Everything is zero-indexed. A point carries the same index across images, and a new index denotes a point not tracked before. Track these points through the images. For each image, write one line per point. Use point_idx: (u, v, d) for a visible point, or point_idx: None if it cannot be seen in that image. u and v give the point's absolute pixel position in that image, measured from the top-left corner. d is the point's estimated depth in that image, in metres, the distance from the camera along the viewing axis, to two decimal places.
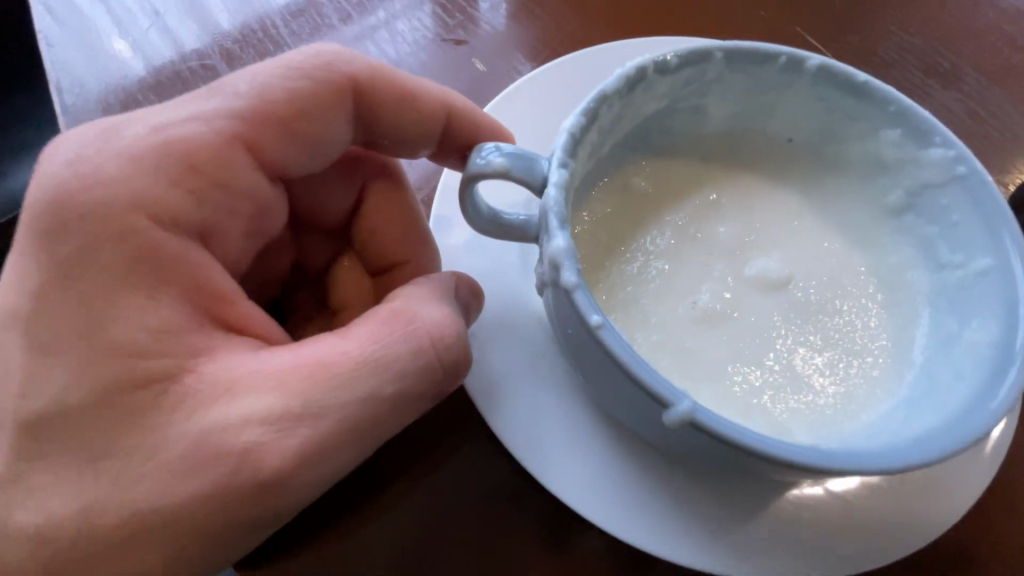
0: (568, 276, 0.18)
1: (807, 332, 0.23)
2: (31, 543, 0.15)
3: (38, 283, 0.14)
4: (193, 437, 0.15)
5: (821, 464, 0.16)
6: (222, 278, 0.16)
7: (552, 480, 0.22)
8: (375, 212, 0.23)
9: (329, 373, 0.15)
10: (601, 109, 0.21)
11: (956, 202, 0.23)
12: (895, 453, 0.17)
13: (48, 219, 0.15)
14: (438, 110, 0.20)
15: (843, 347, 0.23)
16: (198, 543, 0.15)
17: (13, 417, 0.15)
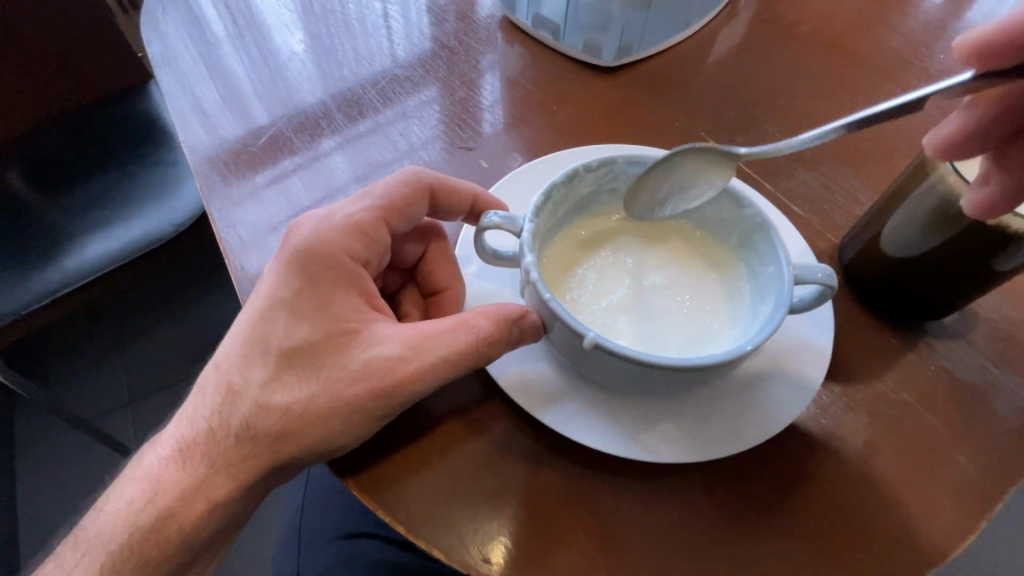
0: (534, 276, 0.34)
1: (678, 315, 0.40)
2: (280, 412, 0.30)
3: (294, 286, 0.32)
4: (361, 361, 0.31)
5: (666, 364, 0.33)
6: (373, 289, 0.35)
7: (531, 406, 0.40)
8: (428, 259, 0.41)
9: (425, 339, 0.33)
10: (554, 194, 0.40)
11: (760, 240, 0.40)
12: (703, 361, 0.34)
13: (297, 258, 0.33)
14: (469, 200, 0.38)
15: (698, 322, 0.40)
16: (361, 414, 0.31)
17: (277, 348, 0.31)
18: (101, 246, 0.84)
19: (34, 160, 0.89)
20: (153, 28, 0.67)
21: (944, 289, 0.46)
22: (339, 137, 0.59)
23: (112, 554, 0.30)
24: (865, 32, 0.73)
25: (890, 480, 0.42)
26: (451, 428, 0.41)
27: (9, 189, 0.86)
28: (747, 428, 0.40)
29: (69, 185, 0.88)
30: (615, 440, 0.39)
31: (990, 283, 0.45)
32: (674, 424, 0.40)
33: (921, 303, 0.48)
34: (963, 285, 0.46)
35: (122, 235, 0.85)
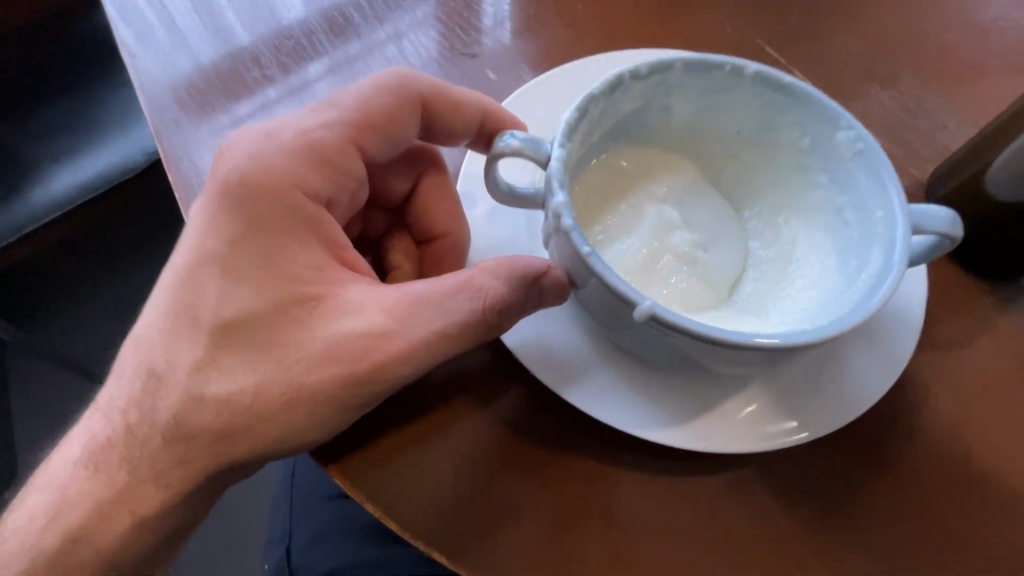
0: (567, 223, 0.26)
1: None
2: (220, 405, 0.23)
3: (230, 234, 0.23)
4: (327, 337, 0.23)
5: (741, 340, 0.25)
6: (343, 238, 0.25)
7: (551, 379, 0.32)
8: (420, 194, 0.32)
9: (414, 308, 0.24)
10: (590, 110, 0.30)
11: (858, 174, 0.31)
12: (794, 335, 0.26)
13: (232, 196, 0.23)
14: (477, 117, 0.28)
15: None
16: (331, 406, 0.23)
17: (211, 321, 0.23)
18: (66, 177, 0.72)
19: None
20: None
21: None
22: (316, 39, 0.47)
23: None
24: None
25: (979, 469, 0.35)
26: (452, 401, 0.34)
27: None
28: (818, 409, 0.32)
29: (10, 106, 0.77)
30: (654, 424, 0.32)
31: None
32: (726, 403, 0.33)
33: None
34: None
35: (87, 166, 0.73)
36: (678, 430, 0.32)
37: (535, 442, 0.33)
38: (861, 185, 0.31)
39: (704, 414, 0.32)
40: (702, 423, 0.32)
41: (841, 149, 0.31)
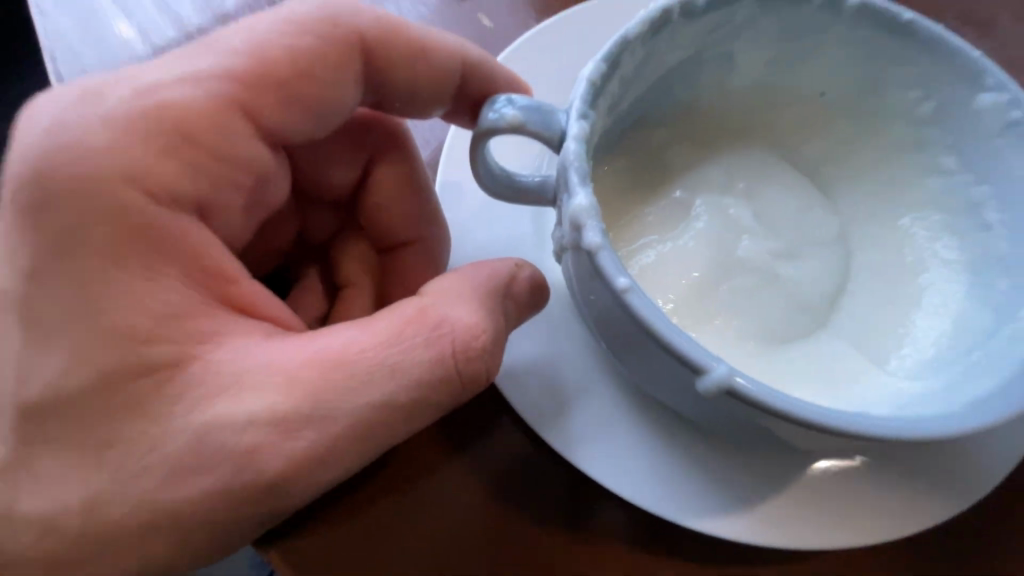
0: (591, 238, 0.17)
1: None
2: (33, 526, 0.14)
3: (22, 261, 0.14)
4: (195, 429, 0.14)
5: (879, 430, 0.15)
6: (213, 252, 0.16)
7: (575, 453, 0.22)
8: (385, 182, 0.22)
9: (343, 362, 0.15)
10: (623, 62, 0.20)
11: (1013, 150, 0.21)
12: (955, 415, 0.16)
13: (29, 195, 0.14)
14: (452, 67, 0.20)
15: None
16: (209, 528, 0.15)
17: (9, 397, 0.14)
18: None
19: None
20: None
21: None
22: None
23: None
24: None
25: None
26: (429, 464, 0.22)
27: None
28: (971, 477, 0.22)
29: None
30: (724, 512, 0.21)
31: None
32: (832, 476, 0.22)
33: None
34: None
35: None
36: (762, 523, 0.21)
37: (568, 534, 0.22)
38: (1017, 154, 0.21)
39: (800, 498, 0.21)
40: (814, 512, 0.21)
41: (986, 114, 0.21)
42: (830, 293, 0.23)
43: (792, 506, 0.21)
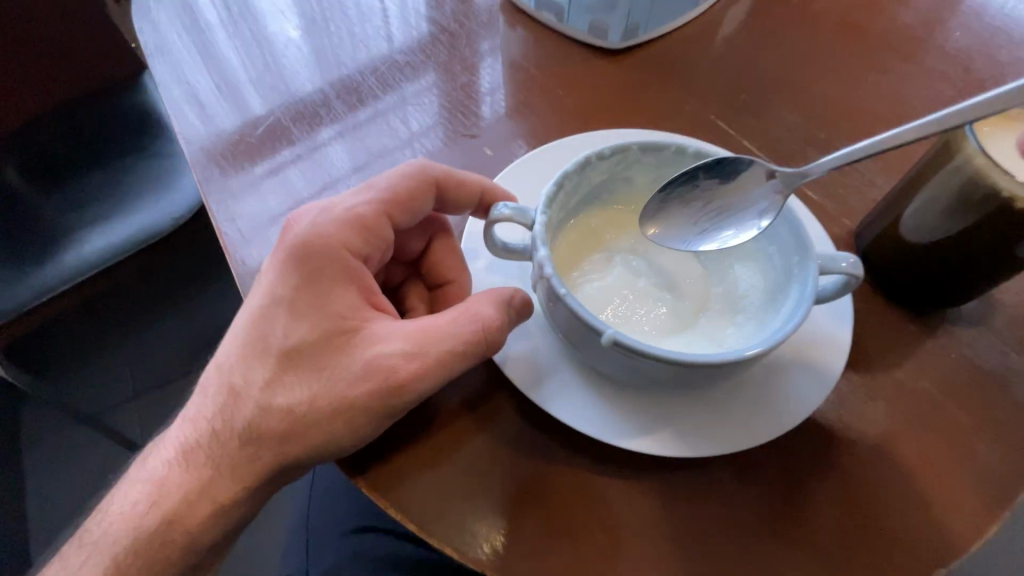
0: (548, 272, 0.35)
1: None
2: (283, 413, 0.32)
3: (291, 282, 0.33)
4: (362, 359, 0.32)
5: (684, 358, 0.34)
6: (371, 282, 0.35)
7: (549, 402, 0.39)
8: (438, 251, 0.40)
9: (429, 332, 0.33)
10: (566, 183, 0.39)
11: (778, 225, 0.39)
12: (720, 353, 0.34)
13: (296, 253, 0.34)
14: (477, 191, 0.38)
15: None
16: (363, 414, 0.32)
17: (277, 347, 0.32)
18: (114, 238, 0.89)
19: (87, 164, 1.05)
20: (146, 17, 0.76)
21: (962, 271, 0.45)
22: (334, 128, 0.66)
23: (119, 551, 0.32)
24: (878, 16, 0.78)
25: (906, 472, 0.41)
26: (453, 415, 0.41)
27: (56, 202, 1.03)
28: (772, 412, 0.39)
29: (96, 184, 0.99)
30: (632, 433, 0.39)
31: (1016, 266, 0.43)
32: (692, 414, 0.40)
33: (948, 289, 0.46)
34: (993, 271, 0.44)
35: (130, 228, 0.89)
36: (651, 437, 0.39)
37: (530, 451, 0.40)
38: (774, 228, 0.39)
39: (673, 426, 0.39)
40: (679, 430, 0.39)
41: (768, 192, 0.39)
42: (686, 305, 0.42)
43: (668, 429, 0.39)
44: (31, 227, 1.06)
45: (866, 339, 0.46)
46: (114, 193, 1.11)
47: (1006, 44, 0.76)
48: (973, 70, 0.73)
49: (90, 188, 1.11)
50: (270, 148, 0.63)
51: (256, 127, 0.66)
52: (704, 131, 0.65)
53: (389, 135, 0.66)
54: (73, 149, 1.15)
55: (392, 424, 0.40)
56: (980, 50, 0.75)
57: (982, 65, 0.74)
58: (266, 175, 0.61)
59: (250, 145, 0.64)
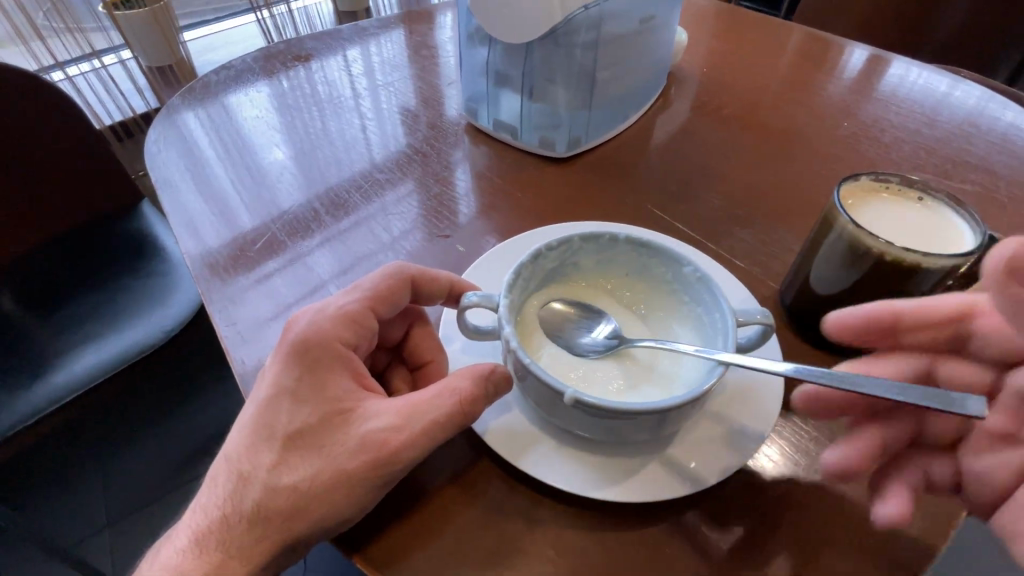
0: (514, 344, 0.42)
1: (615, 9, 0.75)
2: (288, 491, 0.36)
3: (294, 372, 0.39)
4: (358, 434, 0.37)
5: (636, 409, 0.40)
6: (362, 368, 0.41)
7: (526, 464, 0.44)
8: (418, 338, 0.47)
9: (417, 406, 0.38)
10: (523, 273, 0.48)
11: (702, 290, 0.48)
12: (667, 400, 0.40)
13: (296, 347, 0.40)
14: (447, 285, 0.46)
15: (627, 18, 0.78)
16: (360, 485, 0.36)
17: (281, 433, 0.37)
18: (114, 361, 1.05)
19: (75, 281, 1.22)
20: (154, 157, 0.88)
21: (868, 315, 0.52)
22: (323, 233, 0.75)
23: None
24: (779, 117, 0.94)
25: (854, 499, 0.46)
26: (440, 487, 0.45)
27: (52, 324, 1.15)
28: (722, 457, 0.45)
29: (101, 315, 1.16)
30: (602, 486, 0.43)
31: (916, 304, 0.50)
32: (653, 467, 0.45)
33: None
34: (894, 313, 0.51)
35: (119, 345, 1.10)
36: (619, 489, 0.43)
37: (515, 515, 0.44)
38: (703, 294, 0.48)
39: (638, 477, 0.44)
40: (644, 481, 0.44)
41: (686, 262, 0.49)
42: (639, 365, 0.48)
43: (633, 480, 0.44)
44: (24, 353, 1.10)
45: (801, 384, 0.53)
46: (105, 311, 1.17)
47: (888, 131, 0.92)
48: (864, 153, 0.88)
49: (87, 310, 1.17)
50: (266, 257, 0.71)
51: (251, 240, 0.74)
52: (645, 217, 0.76)
53: (373, 238, 0.75)
54: (73, 276, 1.22)
55: (382, 498, 0.43)
56: (867, 137, 0.91)
57: (871, 149, 0.88)
58: (260, 280, 0.68)
59: (246, 255, 0.72)
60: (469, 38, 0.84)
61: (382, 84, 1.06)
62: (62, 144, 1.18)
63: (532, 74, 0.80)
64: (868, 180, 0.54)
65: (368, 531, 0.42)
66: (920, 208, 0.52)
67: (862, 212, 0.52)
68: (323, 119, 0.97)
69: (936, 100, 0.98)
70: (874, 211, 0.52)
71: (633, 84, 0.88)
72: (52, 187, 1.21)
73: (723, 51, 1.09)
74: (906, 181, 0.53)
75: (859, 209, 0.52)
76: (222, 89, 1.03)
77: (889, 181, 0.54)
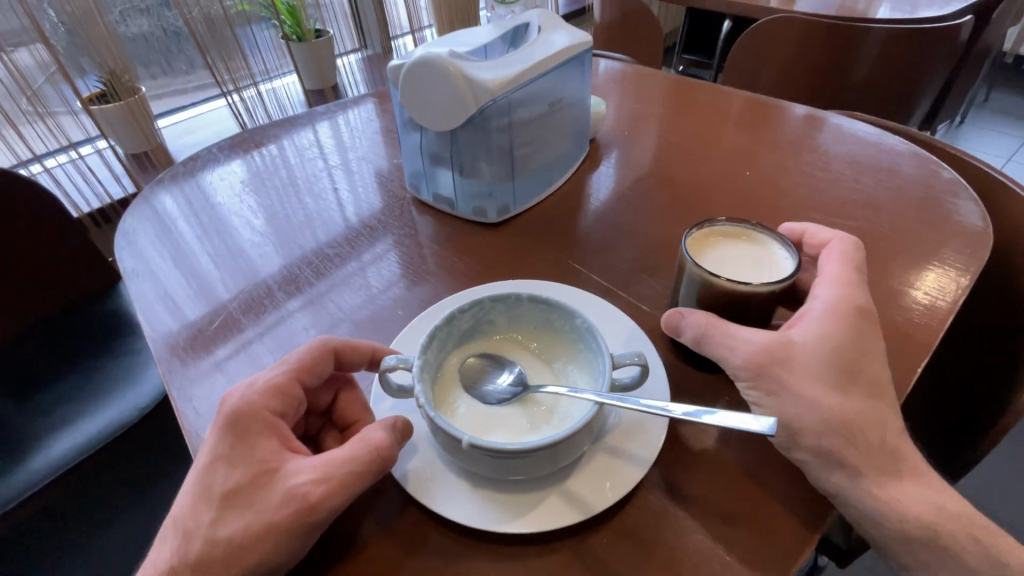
0: (423, 400, 0.49)
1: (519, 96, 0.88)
2: (224, 543, 0.42)
3: (229, 439, 0.45)
4: (283, 489, 0.43)
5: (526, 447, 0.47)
6: (289, 432, 0.48)
7: (441, 505, 0.51)
8: (346, 401, 0.54)
9: (333, 459, 0.45)
10: (437, 335, 0.56)
11: (590, 337, 0.56)
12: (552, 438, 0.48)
13: (230, 417, 0.46)
14: (369, 353, 0.54)
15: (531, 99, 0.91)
16: (285, 534, 0.42)
17: (219, 492, 0.43)
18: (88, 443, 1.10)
19: (51, 365, 1.27)
20: (122, 247, 0.95)
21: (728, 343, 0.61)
22: (302, 298, 0.84)
23: None
24: (688, 172, 1.07)
25: (735, 511, 0.52)
26: (369, 534, 0.51)
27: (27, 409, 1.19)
28: (614, 484, 0.52)
29: (75, 397, 1.20)
30: (507, 519, 0.50)
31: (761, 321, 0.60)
32: (552, 498, 0.51)
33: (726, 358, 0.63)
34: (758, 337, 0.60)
35: (88, 428, 1.14)
36: (522, 520, 0.49)
37: (435, 554, 0.49)
38: (591, 341, 0.56)
39: (539, 509, 0.50)
40: (544, 512, 0.50)
41: (578, 315, 0.58)
42: (541, 408, 0.55)
43: (534, 511, 0.50)
44: None
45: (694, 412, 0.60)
46: (79, 394, 1.21)
47: (786, 177, 1.04)
48: (764, 199, 0.99)
49: (62, 393, 1.22)
50: (228, 335, 0.79)
51: (211, 320, 0.81)
52: (567, 270, 0.86)
53: (324, 308, 0.82)
54: (48, 360, 1.27)
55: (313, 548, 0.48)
56: (766, 184, 1.03)
57: (770, 194, 1.00)
58: (218, 358, 0.75)
59: (207, 335, 0.79)
60: (405, 125, 0.96)
61: (335, 163, 1.16)
62: (39, 237, 1.26)
63: (460, 154, 0.91)
64: (712, 225, 0.66)
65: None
66: (753, 243, 0.64)
67: (707, 255, 0.63)
68: (280, 198, 1.06)
69: (826, 149, 1.11)
70: (717, 252, 0.63)
71: (554, 154, 1.00)
72: (30, 277, 1.28)
73: (641, 118, 1.24)
74: (739, 222, 0.65)
75: (704, 252, 0.63)
76: (187, 177, 1.11)
77: (727, 224, 0.66)
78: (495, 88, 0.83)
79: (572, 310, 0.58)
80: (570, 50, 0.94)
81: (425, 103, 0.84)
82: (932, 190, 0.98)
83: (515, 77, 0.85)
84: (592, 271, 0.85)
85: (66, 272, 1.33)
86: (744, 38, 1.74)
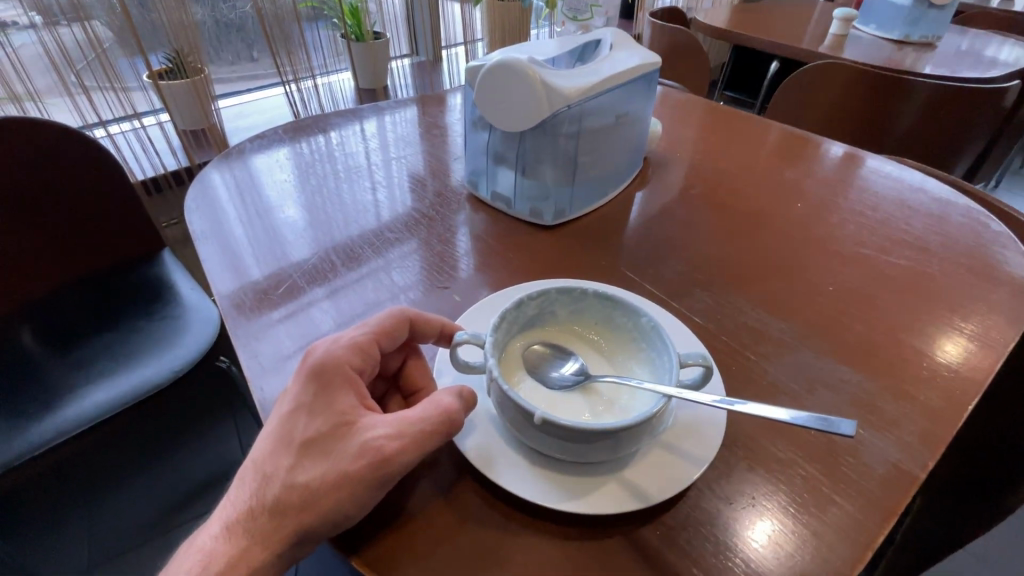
0: (496, 374, 0.51)
1: (588, 106, 0.91)
2: (302, 487, 0.44)
3: (310, 390, 0.48)
4: (359, 441, 0.45)
5: (595, 428, 0.48)
6: (365, 390, 0.50)
7: (502, 479, 0.52)
8: (414, 370, 0.56)
9: (407, 419, 0.46)
10: (507, 317, 0.58)
11: (654, 336, 0.58)
12: (622, 422, 0.49)
13: (313, 369, 0.49)
14: (439, 326, 0.57)
15: (598, 111, 0.94)
16: (360, 485, 0.44)
17: (297, 440, 0.46)
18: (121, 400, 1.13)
19: (94, 320, 1.31)
20: (191, 212, 1.00)
21: None
22: (359, 275, 0.87)
23: None
24: (740, 197, 1.09)
25: (787, 522, 0.52)
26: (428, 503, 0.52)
27: (70, 359, 1.23)
28: (669, 478, 0.53)
29: (114, 354, 1.24)
30: (565, 498, 0.51)
31: None
32: (609, 485, 0.52)
33: None
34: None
35: (119, 386, 1.16)
36: (580, 502, 0.51)
37: (493, 529, 0.50)
38: (655, 340, 0.58)
39: (596, 493, 0.52)
40: (601, 497, 0.51)
41: (643, 313, 0.59)
42: (603, 398, 0.57)
43: (592, 495, 0.51)
44: (40, 386, 1.17)
45: (745, 422, 0.61)
46: (119, 350, 1.25)
47: (839, 212, 1.05)
48: (816, 229, 1.00)
49: (103, 348, 1.25)
50: (288, 300, 0.81)
51: (273, 286, 0.84)
52: (619, 276, 0.88)
53: (382, 287, 0.85)
54: (94, 314, 1.32)
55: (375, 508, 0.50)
56: (819, 216, 1.04)
57: (823, 225, 1.01)
58: (278, 320, 0.78)
59: (268, 298, 0.82)
60: (473, 123, 1.00)
61: (394, 156, 1.21)
62: (102, 198, 1.32)
63: (525, 154, 0.95)
64: None
65: (364, 539, 0.49)
66: None
67: None
68: (340, 183, 1.11)
69: (880, 188, 1.12)
70: None
71: (611, 165, 1.03)
72: (89, 235, 1.34)
73: (694, 142, 1.26)
74: None
75: None
76: (254, 155, 1.17)
77: None
78: (567, 95, 0.86)
79: (637, 309, 0.60)
80: (639, 68, 0.98)
81: (500, 102, 0.88)
82: (984, 240, 0.98)
83: (588, 88, 0.89)
84: (643, 279, 0.87)
85: (121, 233, 1.38)
86: (793, 80, 1.76)
